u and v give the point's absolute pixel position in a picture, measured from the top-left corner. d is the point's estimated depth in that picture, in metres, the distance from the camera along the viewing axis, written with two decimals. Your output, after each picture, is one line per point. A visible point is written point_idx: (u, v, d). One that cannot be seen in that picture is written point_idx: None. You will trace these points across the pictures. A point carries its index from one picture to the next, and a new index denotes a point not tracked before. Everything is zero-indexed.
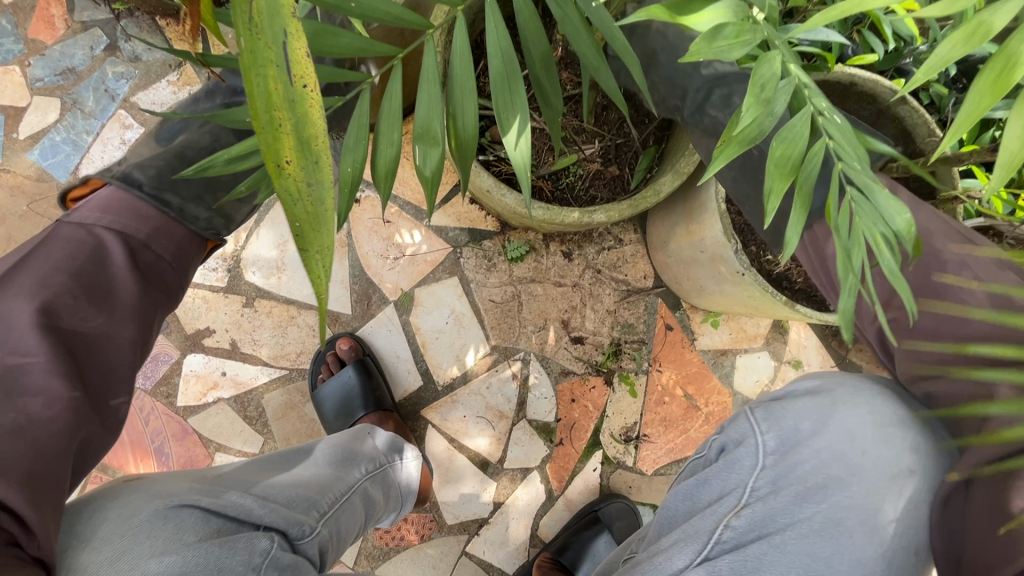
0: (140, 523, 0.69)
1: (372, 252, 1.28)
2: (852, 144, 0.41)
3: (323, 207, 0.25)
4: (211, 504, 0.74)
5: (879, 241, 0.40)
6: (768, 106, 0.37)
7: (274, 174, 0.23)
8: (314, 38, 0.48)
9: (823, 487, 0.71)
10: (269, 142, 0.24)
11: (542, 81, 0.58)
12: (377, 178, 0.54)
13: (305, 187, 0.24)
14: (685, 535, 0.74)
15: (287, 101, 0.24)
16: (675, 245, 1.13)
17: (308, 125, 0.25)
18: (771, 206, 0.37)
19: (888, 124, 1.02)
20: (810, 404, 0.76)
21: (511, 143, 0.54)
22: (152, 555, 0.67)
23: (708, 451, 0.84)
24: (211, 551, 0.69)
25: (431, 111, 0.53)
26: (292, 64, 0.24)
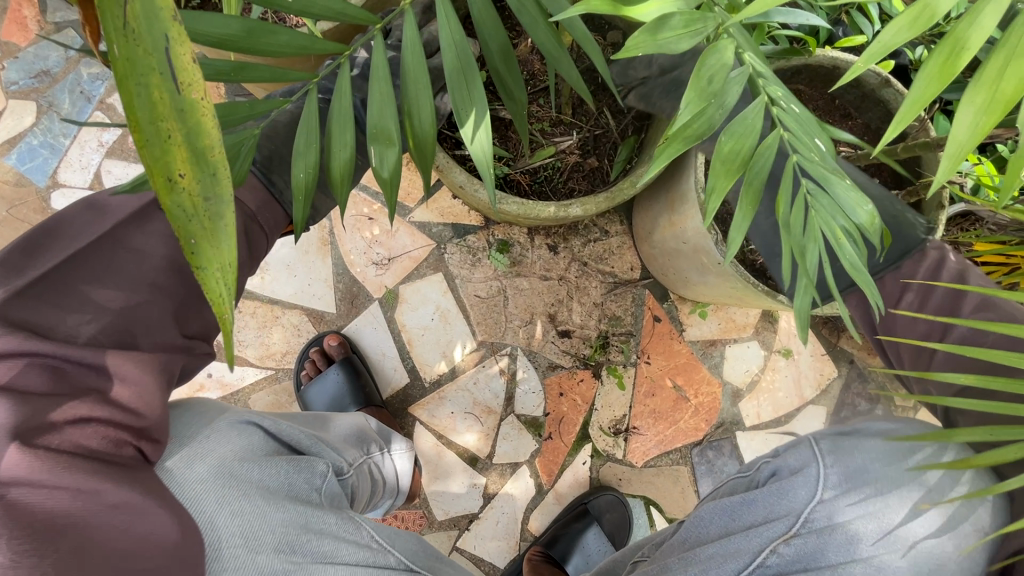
0: (219, 429, 0.71)
1: (355, 250, 1.27)
2: (806, 133, 0.39)
3: (223, 222, 0.24)
4: (272, 426, 0.77)
5: (838, 235, 0.39)
6: (714, 98, 0.35)
7: (163, 190, 0.22)
8: (251, 36, 0.47)
9: (886, 535, 0.68)
10: (158, 156, 0.22)
11: (503, 74, 0.55)
12: (332, 183, 0.52)
13: (201, 202, 0.23)
14: (725, 551, 0.73)
15: (176, 110, 0.22)
16: (659, 236, 1.11)
17: (201, 135, 0.23)
18: (713, 204, 0.36)
19: (872, 108, 1.00)
20: (882, 445, 0.72)
21: (468, 137, 0.51)
22: (237, 458, 0.69)
23: (756, 471, 0.81)
24: (285, 464, 0.73)
25: (385, 111, 0.51)
26: (176, 70, 0.22)
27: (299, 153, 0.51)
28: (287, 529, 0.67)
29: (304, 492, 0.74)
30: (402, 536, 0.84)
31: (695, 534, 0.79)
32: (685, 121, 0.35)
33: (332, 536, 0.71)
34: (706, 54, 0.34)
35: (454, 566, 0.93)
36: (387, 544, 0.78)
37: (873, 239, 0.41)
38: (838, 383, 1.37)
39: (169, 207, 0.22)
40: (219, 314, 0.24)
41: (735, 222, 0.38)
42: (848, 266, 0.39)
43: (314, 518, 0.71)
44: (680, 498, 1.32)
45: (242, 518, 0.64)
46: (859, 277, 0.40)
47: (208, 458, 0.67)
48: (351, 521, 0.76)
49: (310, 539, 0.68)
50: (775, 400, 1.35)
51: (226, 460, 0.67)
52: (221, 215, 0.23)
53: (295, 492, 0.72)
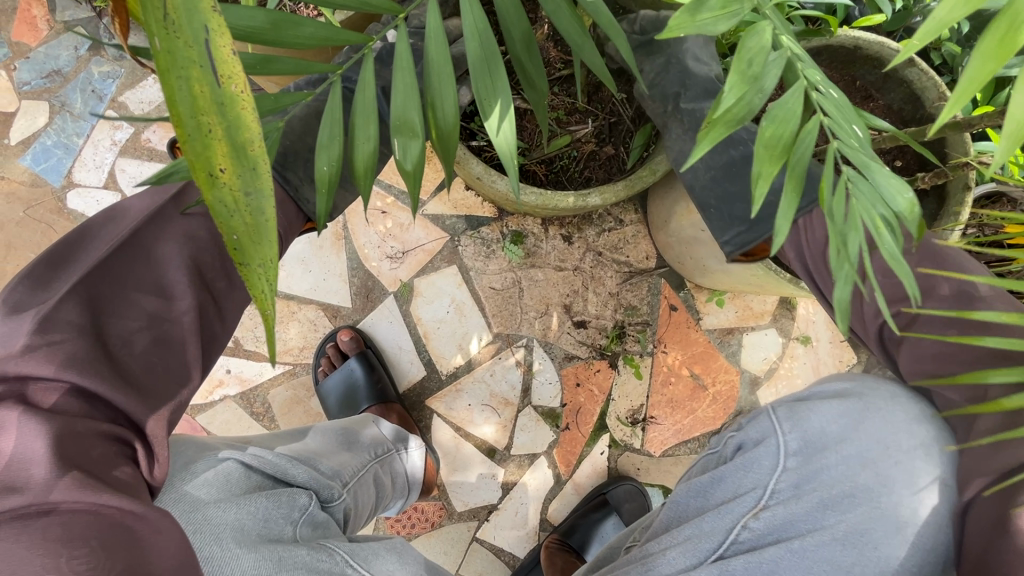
0: (197, 471, 0.73)
1: (369, 244, 1.27)
2: (847, 119, 0.38)
3: (264, 218, 0.23)
4: (252, 460, 0.78)
5: (879, 223, 0.38)
6: (754, 82, 0.34)
7: (204, 185, 0.21)
8: (277, 28, 0.46)
9: (848, 496, 0.68)
10: (200, 151, 0.22)
11: (525, 63, 0.54)
12: (355, 176, 0.52)
13: (242, 197, 0.22)
14: (699, 532, 0.73)
15: (216, 104, 0.22)
16: (676, 224, 1.10)
17: (241, 129, 0.22)
18: (760, 192, 0.34)
19: (895, 89, 0.97)
20: (839, 406, 0.72)
21: (493, 128, 0.50)
22: (209, 501, 0.69)
23: (724, 447, 0.81)
24: (261, 502, 0.73)
25: (408, 104, 0.50)
26: (216, 61, 0.21)
27: (323, 145, 0.51)
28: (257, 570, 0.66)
29: (278, 527, 0.72)
30: (388, 555, 0.81)
31: (675, 517, 0.79)
32: (727, 106, 0.34)
33: (306, 570, 0.70)
34: (745, 36, 0.34)
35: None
36: (366, 568, 0.76)
37: (913, 227, 0.39)
38: (858, 369, 1.35)
39: (210, 204, 0.22)
40: (261, 309, 0.22)
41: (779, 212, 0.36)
42: (887, 256, 0.38)
43: (288, 553, 0.70)
44: None
45: (212, 563, 0.64)
46: (898, 267, 0.38)
47: (181, 503, 0.68)
48: (325, 550, 0.74)
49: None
50: (794, 386, 1.34)
51: (198, 505, 0.68)
52: (262, 210, 0.23)
53: (270, 528, 0.71)
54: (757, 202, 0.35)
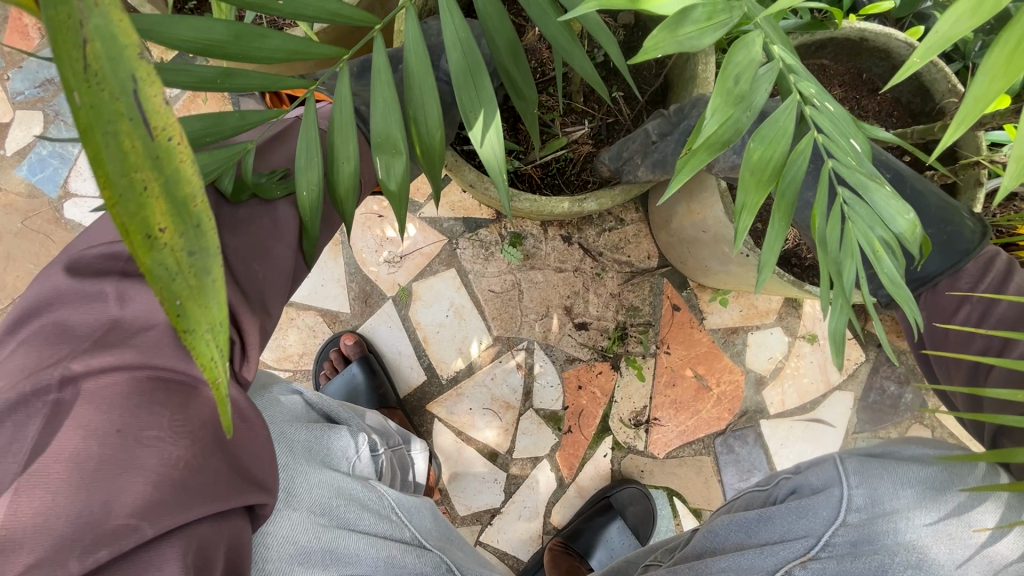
0: (271, 392, 0.75)
1: (366, 248, 1.26)
2: (844, 133, 0.36)
3: (210, 277, 0.22)
4: (315, 398, 0.81)
5: (877, 248, 0.36)
6: (741, 100, 0.32)
7: (142, 248, 0.20)
8: (238, 40, 0.44)
9: (910, 566, 0.68)
10: (134, 212, 0.20)
11: (510, 69, 0.51)
12: (337, 199, 0.50)
13: (186, 256, 0.21)
14: (738, 567, 0.72)
15: (150, 159, 0.20)
16: (677, 224, 1.08)
17: (181, 183, 0.21)
18: (744, 222, 0.33)
19: (904, 80, 0.94)
20: (919, 471, 0.71)
21: (477, 139, 0.47)
22: (282, 419, 0.72)
23: (776, 487, 0.82)
24: (322, 433, 0.75)
25: (389, 119, 0.48)
26: (148, 113, 0.20)
27: (301, 169, 0.50)
28: (319, 490, 0.68)
29: (335, 459, 0.75)
30: (424, 511, 0.81)
31: (709, 547, 0.78)
32: (711, 130, 0.32)
33: (357, 504, 0.72)
34: (733, 49, 0.32)
35: (473, 552, 0.88)
36: (407, 518, 0.76)
37: (913, 248, 0.37)
38: (865, 367, 1.33)
39: (148, 268, 0.20)
40: (211, 378, 0.21)
41: (766, 244, 0.35)
42: (885, 281, 0.37)
43: (345, 483, 0.72)
44: (704, 488, 1.31)
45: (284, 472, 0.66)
46: (898, 292, 0.37)
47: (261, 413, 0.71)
48: (375, 490, 0.75)
49: (337, 504, 0.69)
50: (800, 386, 1.32)
51: (275, 419, 0.71)
52: (207, 268, 0.21)
53: (328, 458, 0.74)
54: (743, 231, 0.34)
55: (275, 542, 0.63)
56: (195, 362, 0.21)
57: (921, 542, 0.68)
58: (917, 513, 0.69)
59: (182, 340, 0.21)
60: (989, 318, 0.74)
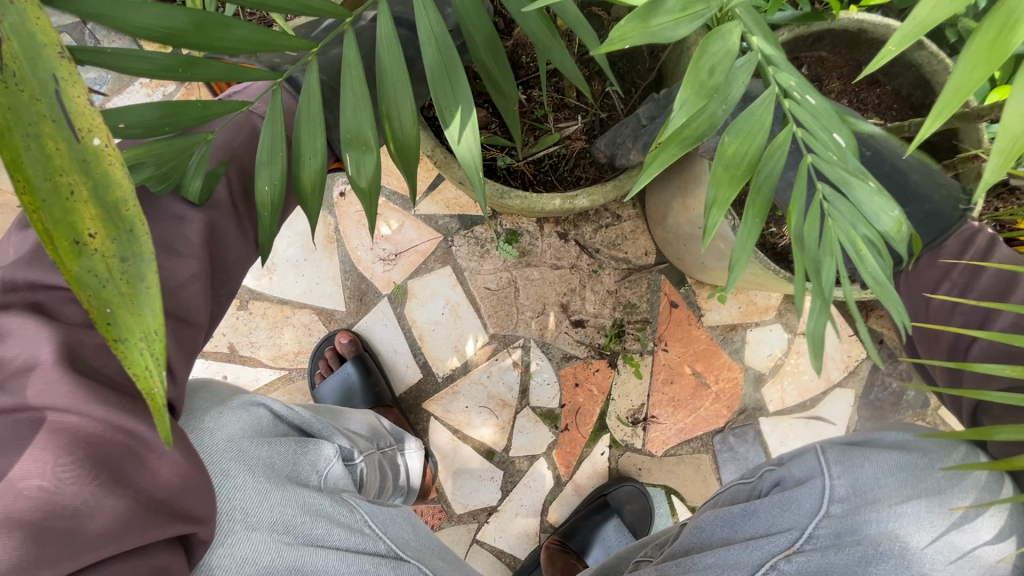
0: (232, 405, 0.70)
1: (361, 246, 1.25)
2: (825, 128, 0.35)
3: (144, 283, 0.21)
4: (282, 408, 0.75)
5: (859, 246, 0.35)
6: (715, 94, 0.31)
7: (69, 252, 0.21)
8: (201, 29, 0.43)
9: (890, 554, 0.68)
10: (60, 216, 0.21)
11: (488, 66, 0.50)
12: (302, 195, 0.49)
13: (117, 261, 0.21)
14: (724, 563, 0.71)
15: (76, 161, 0.21)
16: (673, 220, 1.07)
17: (110, 186, 0.21)
18: (715, 219, 0.32)
19: (904, 72, 0.92)
20: (898, 459, 0.71)
21: (453, 137, 0.45)
22: (242, 436, 0.67)
23: (759, 479, 0.80)
24: (288, 448, 0.71)
25: (359, 114, 0.47)
26: (71, 117, 0.20)
27: (263, 163, 0.49)
28: (283, 509, 0.65)
29: (304, 474, 0.71)
30: (401, 521, 0.79)
31: (695, 542, 0.77)
32: (680, 123, 0.31)
33: (327, 520, 0.69)
34: (707, 39, 0.30)
35: (456, 561, 0.88)
36: (381, 530, 0.74)
37: (897, 247, 0.36)
38: (867, 364, 1.32)
39: (75, 271, 0.20)
40: (145, 388, 0.21)
41: (739, 241, 0.34)
42: (869, 280, 0.35)
43: (312, 499, 0.68)
44: (703, 486, 1.29)
45: (244, 492, 0.63)
46: (883, 293, 0.36)
47: (218, 431, 0.66)
48: (346, 504, 0.72)
49: (304, 522, 0.66)
50: (800, 383, 1.30)
51: (233, 437, 0.66)
52: (140, 273, 0.21)
53: (295, 473, 0.70)
54: (714, 229, 0.33)
55: (233, 566, 0.60)
56: (128, 369, 0.21)
57: (904, 531, 0.68)
58: (902, 504, 0.69)
59: (114, 349, 0.21)
60: (978, 282, 0.73)
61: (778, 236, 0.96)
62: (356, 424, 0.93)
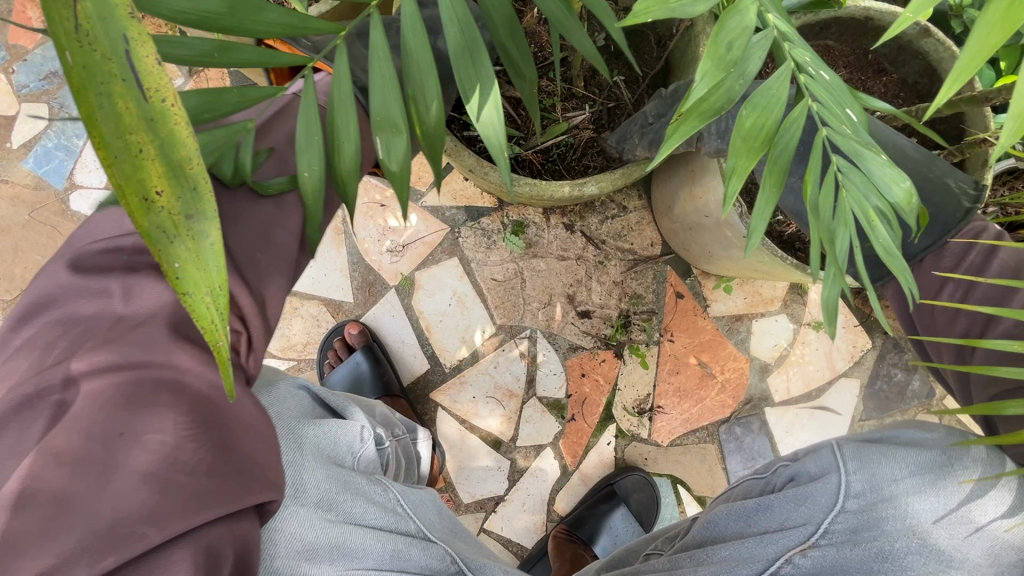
0: (277, 388, 0.73)
1: (368, 238, 1.26)
2: (840, 102, 0.36)
3: (208, 242, 0.21)
4: (320, 393, 0.79)
5: (871, 216, 0.36)
6: (734, 67, 0.32)
7: (139, 211, 0.20)
8: (234, 12, 0.43)
9: (912, 552, 0.68)
10: (130, 173, 0.20)
11: (510, 49, 0.51)
12: (336, 180, 0.49)
13: (183, 220, 0.21)
14: (738, 556, 0.72)
15: (145, 121, 0.20)
16: (679, 210, 1.07)
17: (175, 146, 0.21)
18: (733, 188, 0.33)
19: (910, 60, 0.92)
20: (914, 455, 0.72)
21: (475, 114, 0.46)
22: (290, 414, 0.70)
23: (772, 475, 0.81)
24: (330, 426, 0.73)
25: (388, 97, 0.47)
26: (140, 74, 0.19)
27: (301, 149, 0.49)
28: (327, 486, 0.66)
29: (342, 454, 0.72)
30: (429, 505, 0.80)
31: (709, 535, 0.78)
32: (701, 95, 0.31)
33: (364, 498, 0.69)
34: (724, 16, 0.31)
35: (474, 540, 0.88)
36: (412, 511, 0.75)
37: (909, 219, 0.37)
38: (872, 354, 1.32)
39: (146, 229, 0.20)
40: (212, 341, 0.21)
41: (755, 212, 0.35)
42: (880, 251, 0.36)
43: (350, 478, 0.70)
44: (709, 476, 1.30)
45: (292, 467, 0.63)
46: (892, 262, 0.36)
47: (268, 410, 0.68)
48: (379, 484, 0.73)
49: (345, 499, 0.67)
50: (805, 373, 1.31)
51: (282, 414, 0.69)
52: (205, 233, 0.21)
53: (335, 452, 0.71)
54: (732, 198, 0.34)
55: (281, 539, 0.61)
56: (196, 324, 0.21)
57: (923, 526, 0.68)
58: (915, 498, 0.69)
59: (181, 304, 0.21)
60: (989, 269, 0.72)
61: (784, 225, 0.97)
62: (371, 413, 0.95)
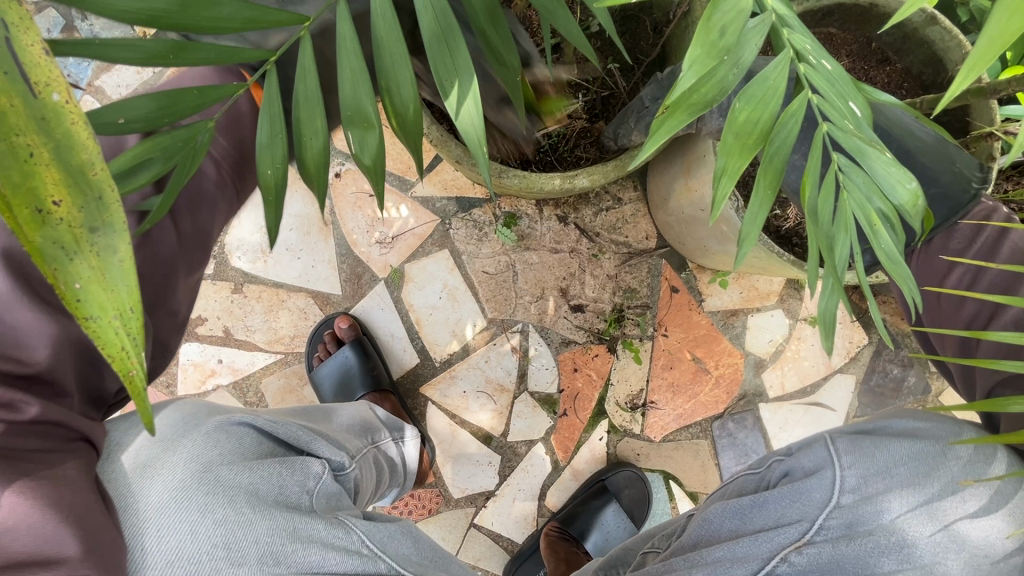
0: (208, 431, 0.66)
1: (357, 229, 1.23)
2: (842, 96, 0.33)
3: (119, 257, 0.19)
4: (266, 425, 0.72)
5: (874, 220, 0.33)
6: (728, 55, 0.29)
7: (32, 223, 0.18)
8: (186, 10, 0.39)
9: (904, 543, 0.67)
10: (18, 181, 0.18)
11: (490, 36, 0.47)
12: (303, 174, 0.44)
13: (86, 234, 0.19)
14: (733, 556, 0.71)
15: (34, 119, 0.18)
16: (675, 202, 1.04)
17: (73, 148, 0.19)
18: (723, 189, 0.30)
19: (915, 49, 0.89)
20: (905, 448, 0.70)
21: (453, 110, 0.42)
22: (223, 463, 0.64)
23: (767, 470, 0.80)
24: (276, 468, 0.67)
25: (358, 89, 0.42)
26: (26, 68, 0.18)
27: (263, 146, 0.45)
28: (271, 540, 0.62)
29: (294, 495, 0.68)
30: (399, 537, 0.77)
31: (704, 535, 0.77)
32: (690, 86, 0.29)
33: (321, 545, 0.66)
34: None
35: (459, 572, 0.87)
36: (378, 550, 0.72)
37: (914, 223, 0.34)
38: (868, 350, 1.30)
39: (38, 245, 0.18)
40: (121, 372, 0.18)
41: (748, 214, 0.32)
42: (881, 257, 0.34)
43: (303, 525, 0.65)
44: (702, 472, 1.29)
45: (225, 527, 0.59)
46: (894, 269, 0.34)
47: (193, 464, 0.62)
48: (342, 526, 0.70)
49: (295, 550, 0.63)
50: (800, 369, 1.29)
51: (211, 466, 0.63)
52: (112, 249, 0.19)
53: (284, 496, 0.66)
54: (723, 200, 0.31)
55: None
56: (102, 353, 0.18)
57: (901, 523, 0.67)
58: (906, 489, 0.68)
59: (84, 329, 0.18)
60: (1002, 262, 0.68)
61: (781, 220, 0.94)
62: (346, 419, 0.92)
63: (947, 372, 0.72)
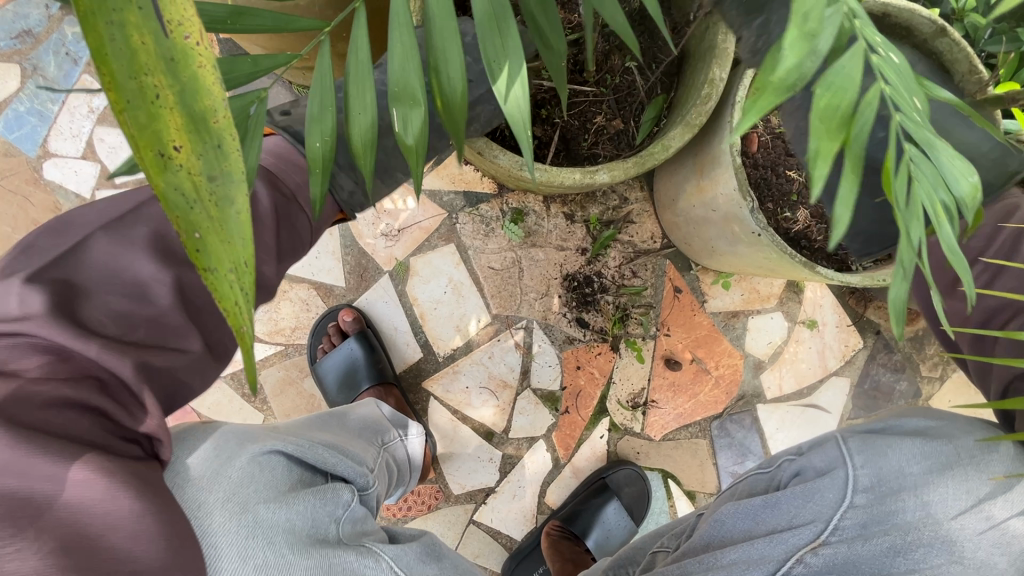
0: (239, 466, 0.64)
1: (362, 221, 1.22)
2: (910, 89, 0.34)
3: (233, 208, 0.18)
4: (294, 450, 0.69)
5: (940, 211, 0.34)
6: (809, 41, 0.29)
7: (153, 166, 0.17)
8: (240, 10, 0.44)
9: (925, 544, 0.67)
10: (144, 123, 0.17)
11: (539, 21, 0.46)
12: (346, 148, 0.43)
13: (204, 182, 0.17)
14: (750, 559, 0.73)
15: (164, 59, 0.17)
16: (685, 203, 1.05)
17: (198, 94, 0.17)
18: (817, 174, 0.30)
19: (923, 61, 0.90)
20: (919, 446, 0.72)
21: (501, 94, 0.40)
22: (258, 500, 0.62)
23: (779, 470, 0.82)
24: (308, 500, 0.66)
25: (407, 65, 0.39)
26: (163, 8, 0.17)
27: (312, 118, 0.43)
28: None
29: (326, 527, 0.67)
30: (421, 557, 0.77)
31: (716, 535, 0.79)
32: (783, 71, 0.29)
33: None
34: None
35: None
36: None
37: (972, 216, 0.35)
38: (863, 354, 1.33)
39: (161, 189, 0.17)
40: (234, 326, 0.17)
41: (838, 200, 0.32)
42: (945, 247, 0.34)
43: (337, 559, 0.66)
44: (700, 471, 1.30)
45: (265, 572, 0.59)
46: (955, 259, 0.35)
47: (229, 504, 0.60)
48: (371, 554, 0.70)
49: None
50: (797, 371, 1.32)
51: (247, 505, 0.61)
52: (230, 199, 0.18)
53: (318, 529, 0.66)
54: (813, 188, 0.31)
55: None
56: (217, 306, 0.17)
57: (947, 525, 0.67)
58: (927, 489, 0.69)
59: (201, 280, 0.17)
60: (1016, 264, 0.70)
61: (790, 222, 0.97)
62: (359, 420, 0.92)
63: (966, 371, 0.74)
